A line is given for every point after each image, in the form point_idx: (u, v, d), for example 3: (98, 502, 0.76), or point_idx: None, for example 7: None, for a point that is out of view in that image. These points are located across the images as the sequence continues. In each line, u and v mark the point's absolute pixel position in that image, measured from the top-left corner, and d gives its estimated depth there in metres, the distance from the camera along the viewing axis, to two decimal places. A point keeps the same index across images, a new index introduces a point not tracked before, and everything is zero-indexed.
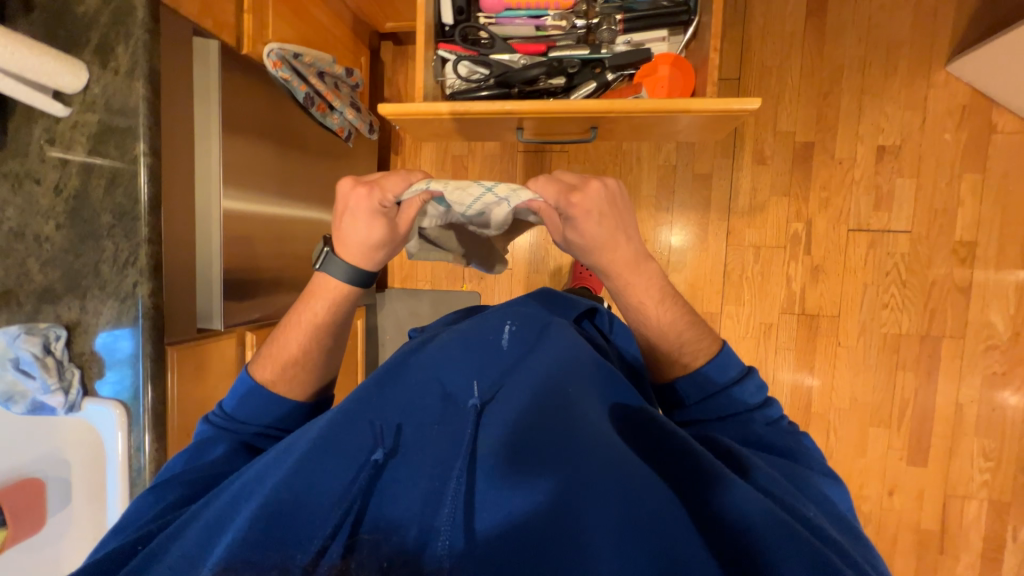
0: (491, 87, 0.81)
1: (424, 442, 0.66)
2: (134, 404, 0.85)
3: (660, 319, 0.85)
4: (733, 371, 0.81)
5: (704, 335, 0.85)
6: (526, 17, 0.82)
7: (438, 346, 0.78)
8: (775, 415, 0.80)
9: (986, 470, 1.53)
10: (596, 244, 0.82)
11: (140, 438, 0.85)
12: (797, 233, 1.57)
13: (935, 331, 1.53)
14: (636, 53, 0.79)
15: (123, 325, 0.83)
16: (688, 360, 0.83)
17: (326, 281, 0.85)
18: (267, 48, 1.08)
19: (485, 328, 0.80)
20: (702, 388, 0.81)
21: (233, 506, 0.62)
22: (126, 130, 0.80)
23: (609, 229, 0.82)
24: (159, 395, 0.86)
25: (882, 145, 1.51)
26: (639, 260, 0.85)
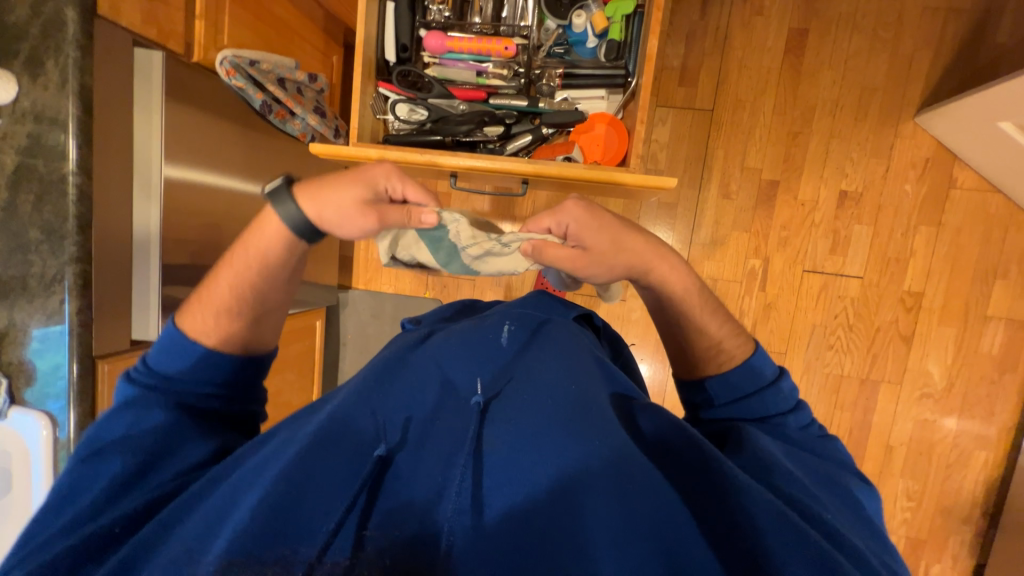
0: (429, 130, 0.85)
1: (432, 437, 0.63)
2: (59, 415, 0.88)
3: (702, 318, 0.79)
4: (768, 376, 0.76)
5: (745, 343, 0.79)
6: (468, 62, 0.85)
7: (437, 344, 0.76)
8: (806, 420, 0.75)
9: (907, 509, 1.61)
10: (607, 249, 0.74)
11: (65, 447, 0.89)
12: (754, 269, 1.60)
13: (875, 376, 1.58)
14: (572, 112, 0.82)
15: (51, 340, 0.85)
16: (726, 364, 0.77)
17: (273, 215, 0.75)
18: (220, 55, 1.06)
19: (489, 326, 0.78)
20: (733, 389, 0.75)
21: (223, 498, 0.56)
22: (56, 147, 0.80)
23: (614, 232, 0.75)
24: (86, 408, 0.88)
25: (844, 191, 1.54)
26: (652, 262, 0.78)
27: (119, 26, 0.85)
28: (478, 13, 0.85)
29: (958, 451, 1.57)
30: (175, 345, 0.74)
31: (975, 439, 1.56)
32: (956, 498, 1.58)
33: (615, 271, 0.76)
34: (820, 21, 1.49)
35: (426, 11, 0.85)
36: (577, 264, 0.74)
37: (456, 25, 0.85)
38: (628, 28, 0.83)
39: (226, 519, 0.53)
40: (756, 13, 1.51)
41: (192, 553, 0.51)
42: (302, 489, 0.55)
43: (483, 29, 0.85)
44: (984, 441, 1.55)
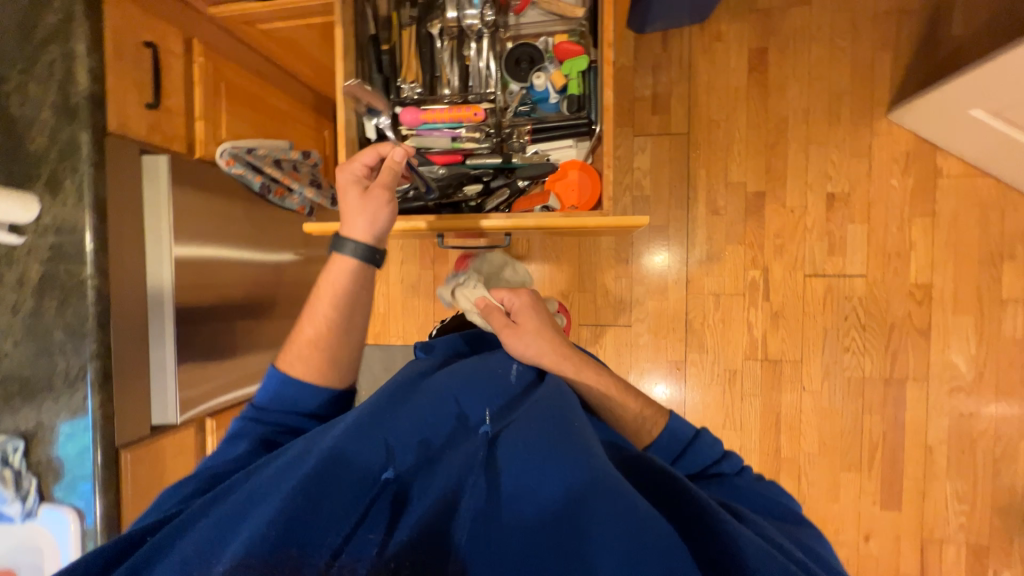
0: (412, 196, 0.90)
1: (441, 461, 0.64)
2: (86, 508, 0.90)
3: (617, 395, 0.83)
4: (689, 432, 0.80)
5: (659, 411, 0.82)
6: (442, 129, 0.89)
7: (448, 371, 0.77)
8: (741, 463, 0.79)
9: (960, 513, 1.52)
10: (531, 330, 0.87)
11: (93, 539, 0.90)
12: (754, 280, 1.60)
13: (899, 373, 1.53)
14: (544, 165, 0.87)
15: (75, 435, 0.89)
16: (653, 429, 0.80)
17: (340, 263, 0.80)
18: (220, 148, 1.15)
19: (495, 359, 0.80)
20: (667, 455, 0.78)
21: (234, 508, 0.57)
22: (74, 255, 0.87)
23: (534, 319, 0.90)
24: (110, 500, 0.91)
25: (831, 193, 1.55)
26: (561, 356, 0.84)
27: (128, 139, 0.94)
28: (447, 85, 0.91)
29: (1003, 443, 1.49)
30: (279, 384, 0.79)
31: (1018, 429, 1.48)
32: (1011, 495, 1.49)
33: (540, 348, 0.84)
34: (777, 38, 1.56)
35: (399, 90, 0.92)
36: (502, 330, 0.88)
37: (429, 100, 0.91)
38: (585, 82, 0.88)
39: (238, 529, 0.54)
40: (716, 39, 1.59)
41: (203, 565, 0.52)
42: (314, 503, 0.56)
43: (453, 99, 0.90)
44: None
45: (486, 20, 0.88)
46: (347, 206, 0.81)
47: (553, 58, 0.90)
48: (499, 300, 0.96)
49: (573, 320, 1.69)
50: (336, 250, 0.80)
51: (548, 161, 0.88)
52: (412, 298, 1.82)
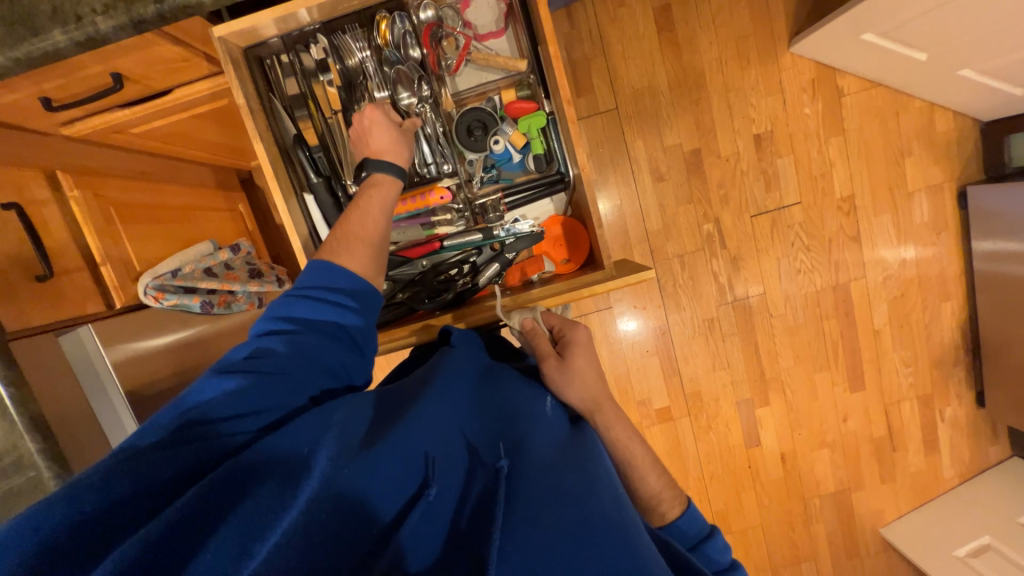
0: (400, 297, 0.87)
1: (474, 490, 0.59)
2: None
3: (641, 463, 0.78)
4: (705, 528, 0.73)
5: (678, 495, 0.76)
6: (410, 219, 0.87)
7: (500, 391, 0.75)
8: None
9: (908, 375, 1.81)
10: (577, 372, 0.80)
11: None
12: (710, 233, 1.69)
13: (843, 278, 1.73)
14: (530, 236, 0.86)
15: None
16: (670, 512, 0.73)
17: (378, 194, 0.77)
18: (141, 285, 0.99)
19: (532, 397, 0.76)
20: (680, 535, 0.72)
21: (272, 492, 0.52)
22: (32, 487, 0.73)
23: (592, 365, 0.82)
24: None
25: (757, 134, 1.64)
26: (603, 403, 0.80)
27: (31, 329, 0.79)
28: None
29: (929, 309, 1.77)
30: (324, 271, 0.72)
31: (938, 295, 1.76)
32: (941, 349, 1.80)
33: (581, 392, 0.79)
34: None
35: (345, 187, 0.85)
36: (553, 361, 0.80)
37: None
38: (548, 137, 0.86)
39: (269, 517, 0.51)
40: (619, 5, 1.55)
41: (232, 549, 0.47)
42: (357, 493, 0.54)
43: (410, 179, 0.87)
44: (945, 293, 1.76)
45: (422, 94, 0.83)
46: (376, 145, 0.78)
47: (507, 117, 0.85)
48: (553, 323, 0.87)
49: None
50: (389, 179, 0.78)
51: (533, 231, 0.86)
52: None
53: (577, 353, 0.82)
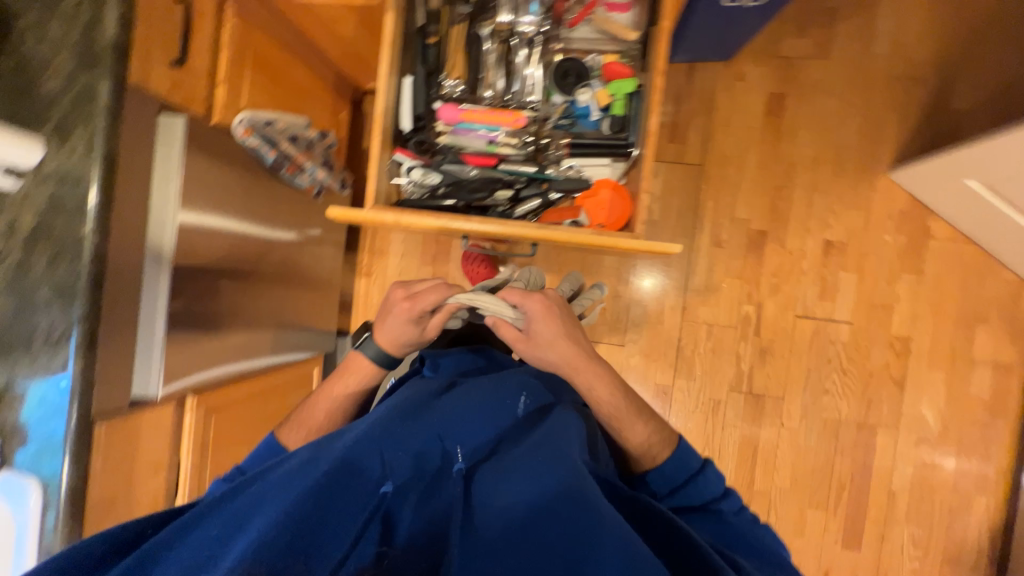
0: (443, 193, 0.91)
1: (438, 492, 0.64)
2: (53, 481, 0.83)
3: (625, 411, 0.96)
4: (693, 465, 0.91)
5: (665, 441, 0.95)
6: (481, 132, 0.92)
7: (458, 393, 0.78)
8: (738, 504, 0.89)
9: (914, 559, 1.59)
10: (546, 339, 0.99)
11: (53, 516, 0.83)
12: (747, 315, 1.65)
13: (871, 420, 1.60)
14: (578, 181, 0.90)
15: (51, 404, 0.83)
16: (659, 457, 0.93)
17: (360, 360, 1.01)
18: (238, 117, 1.12)
19: (504, 393, 0.81)
20: (668, 482, 0.90)
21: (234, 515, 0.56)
22: (75, 206, 0.82)
23: (557, 327, 0.99)
24: (79, 469, 0.84)
25: (828, 240, 1.61)
26: (579, 360, 0.99)
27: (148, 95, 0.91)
28: (490, 86, 0.93)
29: (959, 495, 1.57)
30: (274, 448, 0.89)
31: (974, 484, 1.57)
32: (961, 547, 1.57)
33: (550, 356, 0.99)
34: (796, 86, 1.62)
35: (440, 85, 0.92)
36: (522, 342, 1.00)
37: (469, 99, 0.93)
38: (629, 105, 0.92)
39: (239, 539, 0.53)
40: (737, 78, 1.64)
41: (210, 558, 0.52)
42: (322, 514, 0.56)
43: (493, 102, 0.93)
44: (983, 485, 1.57)
45: (540, 29, 0.92)
46: (386, 325, 1.00)
47: (600, 77, 0.92)
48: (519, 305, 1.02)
49: None
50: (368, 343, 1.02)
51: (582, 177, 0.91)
52: None
53: (538, 322, 1.00)
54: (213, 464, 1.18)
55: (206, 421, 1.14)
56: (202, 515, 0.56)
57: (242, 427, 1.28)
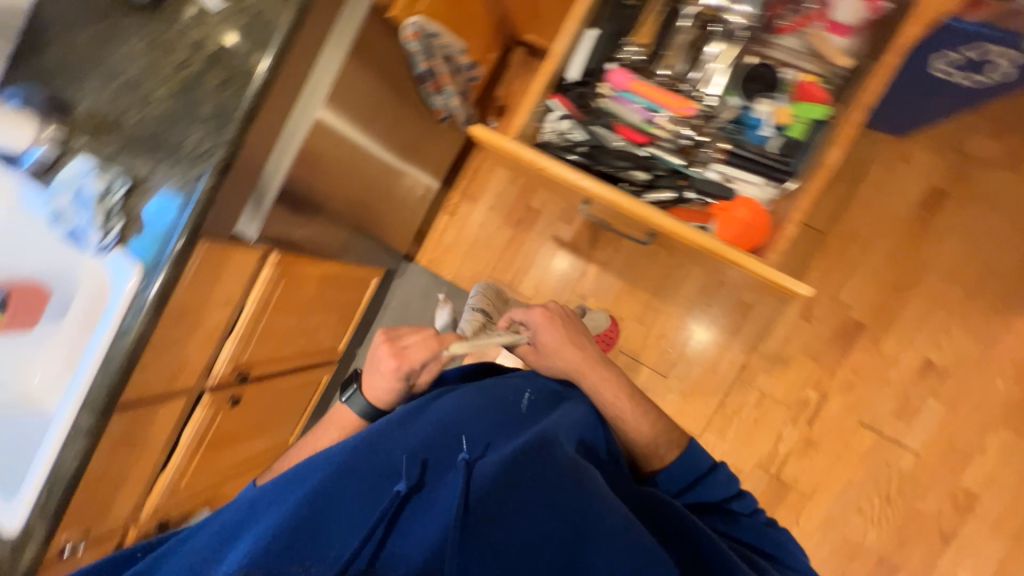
0: (582, 151, 0.89)
1: (436, 486, 0.72)
2: (152, 271, 0.90)
3: (632, 416, 1.01)
4: (704, 466, 0.98)
5: (673, 442, 1.00)
6: (641, 108, 0.91)
7: (457, 395, 0.88)
8: (750, 504, 0.97)
9: None
10: (553, 348, 1.04)
11: (142, 301, 0.91)
12: (807, 400, 1.54)
13: (897, 560, 1.46)
14: (721, 189, 0.86)
15: (175, 204, 0.90)
16: (666, 458, 0.99)
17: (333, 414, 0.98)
18: (411, 19, 1.11)
19: (497, 391, 0.91)
20: (676, 483, 0.97)
21: (236, 523, 0.69)
22: (261, 41, 0.91)
23: (562, 337, 1.04)
24: (174, 271, 0.91)
25: (930, 360, 1.47)
26: (583, 367, 1.03)
27: None
28: (667, 68, 0.94)
29: None
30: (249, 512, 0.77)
31: None
32: None
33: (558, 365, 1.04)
34: (965, 188, 1.46)
35: (621, 49, 0.94)
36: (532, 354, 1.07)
37: (643, 70, 0.94)
38: (810, 132, 0.86)
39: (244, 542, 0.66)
40: (902, 158, 1.49)
41: (207, 560, 0.65)
42: (324, 519, 0.67)
43: (666, 83, 0.93)
44: None
45: (738, 26, 0.91)
46: (363, 376, 0.93)
47: (788, 93, 0.89)
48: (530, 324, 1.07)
49: (619, 342, 1.67)
50: (348, 398, 0.93)
51: (727, 187, 0.86)
52: (485, 244, 1.83)
53: (547, 333, 1.05)
54: (268, 321, 1.23)
55: (279, 278, 1.18)
56: (200, 527, 0.71)
57: (304, 298, 1.34)
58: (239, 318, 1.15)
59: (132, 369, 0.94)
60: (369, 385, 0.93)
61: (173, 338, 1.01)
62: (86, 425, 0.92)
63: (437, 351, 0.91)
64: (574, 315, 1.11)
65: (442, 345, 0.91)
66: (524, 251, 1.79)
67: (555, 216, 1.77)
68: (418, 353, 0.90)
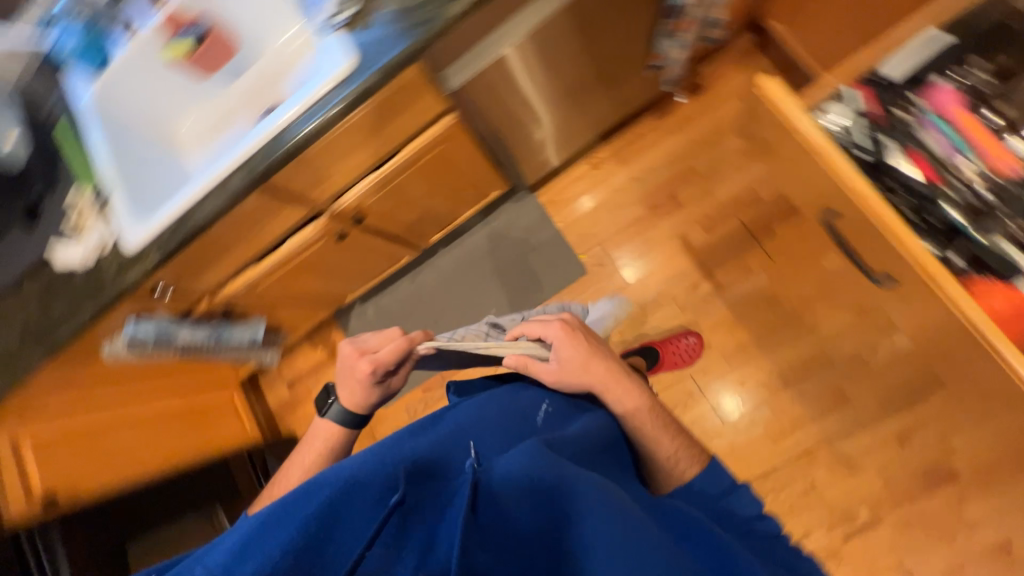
0: (864, 156, 0.94)
1: (440, 477, 0.65)
2: (365, 69, 0.89)
3: (656, 431, 0.92)
4: (726, 485, 0.90)
5: (697, 458, 0.91)
6: (949, 142, 0.91)
7: (468, 412, 0.88)
8: (775, 530, 0.87)
9: None
10: (577, 364, 0.95)
11: (341, 92, 0.90)
12: (856, 515, 1.43)
13: None
14: (1002, 261, 0.83)
15: (416, 16, 0.89)
16: (688, 473, 0.89)
17: (324, 424, 0.99)
18: None
19: (516, 402, 0.91)
20: (706, 492, 0.87)
21: (201, 556, 0.56)
22: None
23: (584, 355, 0.95)
24: (384, 79, 0.89)
25: (1007, 543, 1.34)
26: (607, 384, 0.95)
27: None
28: (996, 116, 0.91)
29: None
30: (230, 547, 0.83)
31: None
32: None
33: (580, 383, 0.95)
34: None
35: (961, 72, 0.94)
36: (553, 375, 0.96)
37: (977, 102, 0.93)
38: None
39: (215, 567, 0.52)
40: None
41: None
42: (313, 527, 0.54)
43: (993, 127, 0.91)
44: None
45: None
46: (347, 380, 0.96)
47: None
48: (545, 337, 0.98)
49: (695, 363, 1.58)
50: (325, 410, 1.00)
51: (1012, 262, 0.82)
52: (611, 210, 1.74)
53: (564, 347, 0.96)
54: (407, 175, 1.20)
55: (442, 138, 1.15)
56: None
57: (442, 171, 1.29)
58: (390, 160, 1.13)
59: (299, 152, 0.93)
60: (346, 392, 0.98)
61: (337, 143, 0.97)
62: (239, 185, 0.93)
63: (403, 351, 0.94)
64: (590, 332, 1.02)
65: (400, 349, 0.93)
66: (644, 236, 1.70)
67: (695, 216, 1.67)
68: (386, 354, 0.93)
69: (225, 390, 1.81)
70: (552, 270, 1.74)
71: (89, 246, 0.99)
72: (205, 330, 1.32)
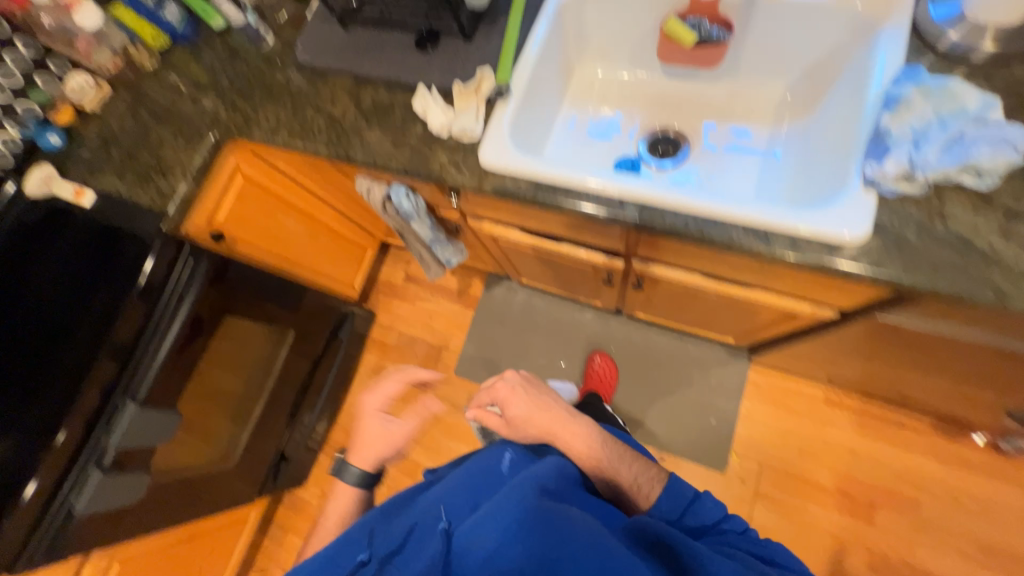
0: None
1: (405, 551, 0.71)
2: (862, 251, 0.67)
3: (611, 461, 0.84)
4: (688, 493, 0.75)
5: (655, 478, 0.82)
6: None
7: (444, 483, 0.79)
8: (745, 525, 0.73)
9: None
10: (525, 421, 0.90)
11: (809, 245, 0.70)
12: None
13: None
14: None
15: (984, 263, 0.63)
16: (653, 496, 0.79)
17: (344, 487, 0.94)
18: None
19: (477, 463, 0.80)
20: (663, 517, 0.74)
21: None
22: None
23: (535, 406, 0.91)
24: (870, 276, 0.67)
25: None
26: (555, 429, 0.88)
27: None
28: None
29: None
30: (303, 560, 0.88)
31: None
32: None
33: (535, 436, 0.89)
34: None
35: None
36: (507, 430, 0.93)
37: None
38: None
39: None
40: None
41: None
42: None
43: None
44: None
45: None
46: (364, 438, 0.98)
47: None
48: (486, 397, 0.97)
49: None
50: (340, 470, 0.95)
51: None
52: (801, 451, 1.49)
53: (514, 400, 0.93)
54: (718, 298, 1.03)
55: (791, 313, 0.95)
56: None
57: (738, 314, 1.11)
58: (732, 286, 0.95)
59: (704, 241, 0.75)
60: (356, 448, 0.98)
61: (733, 257, 0.79)
62: (626, 215, 0.80)
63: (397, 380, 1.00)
64: (543, 382, 0.97)
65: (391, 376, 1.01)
66: (806, 505, 1.44)
67: (872, 543, 1.38)
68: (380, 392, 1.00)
69: (367, 239, 1.85)
70: (693, 436, 1.57)
71: (450, 121, 0.91)
72: (433, 232, 1.18)
